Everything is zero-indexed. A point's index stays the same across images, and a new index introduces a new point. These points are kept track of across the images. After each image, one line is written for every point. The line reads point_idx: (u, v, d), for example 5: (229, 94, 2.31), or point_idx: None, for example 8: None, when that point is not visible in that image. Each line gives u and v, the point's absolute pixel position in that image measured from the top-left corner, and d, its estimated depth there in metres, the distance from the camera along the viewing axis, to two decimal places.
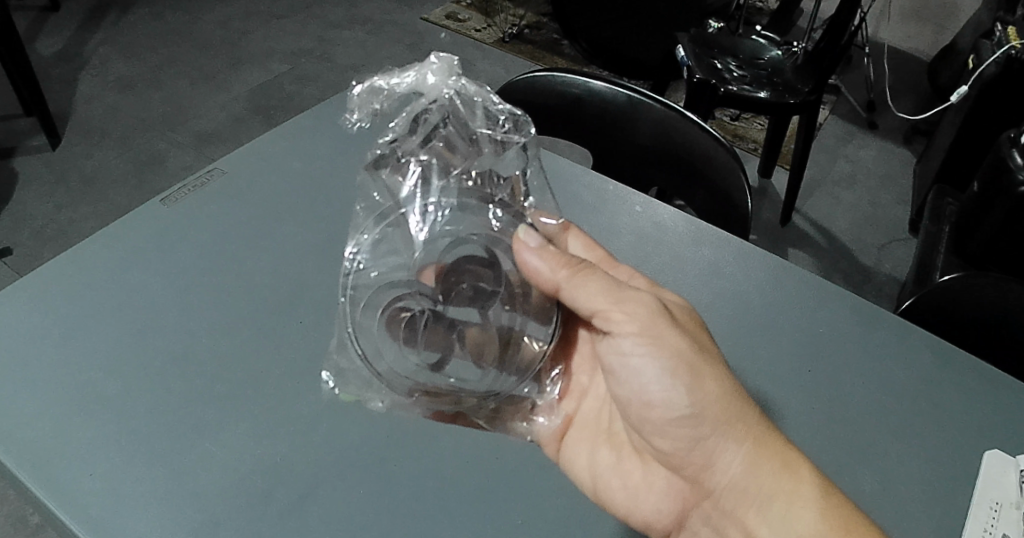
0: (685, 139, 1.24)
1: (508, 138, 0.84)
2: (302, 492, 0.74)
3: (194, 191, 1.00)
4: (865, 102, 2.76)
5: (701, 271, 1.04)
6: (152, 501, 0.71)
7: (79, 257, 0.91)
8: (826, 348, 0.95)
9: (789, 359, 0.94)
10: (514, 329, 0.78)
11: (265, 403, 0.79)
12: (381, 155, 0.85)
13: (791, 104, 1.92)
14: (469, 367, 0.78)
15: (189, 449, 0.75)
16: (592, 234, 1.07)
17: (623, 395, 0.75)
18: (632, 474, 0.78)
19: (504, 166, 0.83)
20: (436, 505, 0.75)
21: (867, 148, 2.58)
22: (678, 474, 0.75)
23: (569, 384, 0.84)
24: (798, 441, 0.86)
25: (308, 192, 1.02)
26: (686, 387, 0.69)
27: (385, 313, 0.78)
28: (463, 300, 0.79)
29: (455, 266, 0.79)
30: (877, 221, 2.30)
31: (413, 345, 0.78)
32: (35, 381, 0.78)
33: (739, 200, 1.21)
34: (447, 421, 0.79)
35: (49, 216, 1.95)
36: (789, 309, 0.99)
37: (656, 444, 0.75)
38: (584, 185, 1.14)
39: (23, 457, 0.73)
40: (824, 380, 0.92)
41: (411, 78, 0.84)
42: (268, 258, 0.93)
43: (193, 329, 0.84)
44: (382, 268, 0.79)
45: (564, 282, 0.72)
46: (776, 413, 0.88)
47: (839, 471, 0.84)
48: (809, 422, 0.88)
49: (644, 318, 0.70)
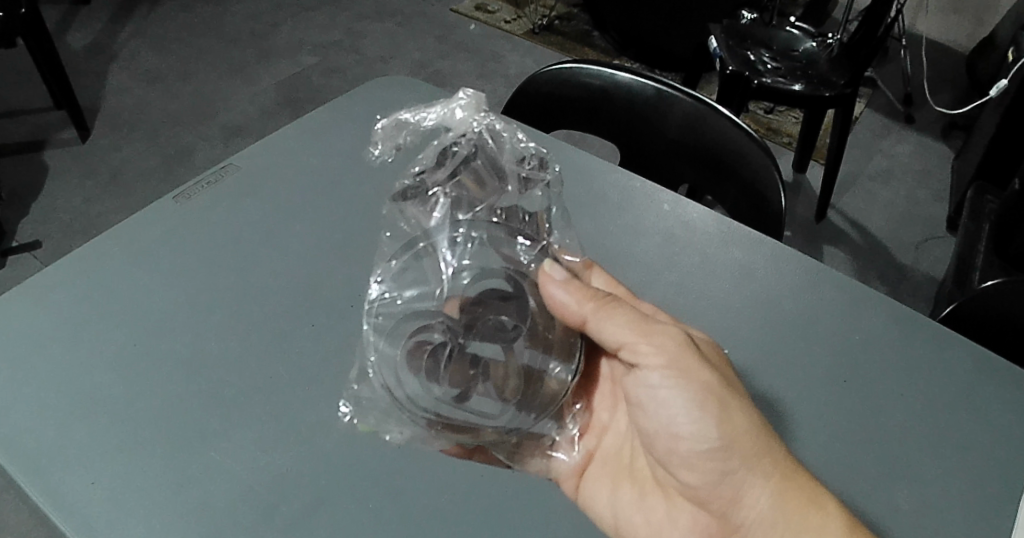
0: (714, 133, 1.20)
1: (533, 177, 0.93)
2: (310, 505, 0.71)
3: (209, 188, 0.99)
4: (903, 96, 2.67)
5: (729, 275, 0.99)
6: (153, 515, 0.69)
7: (89, 256, 0.89)
8: (862, 357, 0.91)
9: (823, 369, 0.89)
10: (537, 367, 0.80)
11: (277, 409, 0.77)
12: (410, 186, 0.94)
13: (826, 97, 1.86)
14: (490, 401, 0.79)
15: (192, 458, 0.73)
16: (619, 233, 1.04)
17: (652, 428, 0.76)
18: (654, 510, 0.80)
19: (528, 203, 0.92)
20: (449, 520, 0.72)
21: (903, 143, 2.50)
22: (704, 509, 0.77)
23: (590, 421, 0.87)
24: (830, 457, 0.82)
25: (327, 189, 1.01)
26: (715, 420, 0.71)
27: (410, 343, 0.80)
28: (486, 334, 0.81)
29: (480, 297, 0.83)
30: (913, 220, 2.22)
31: (435, 378, 0.79)
32: (40, 382, 0.77)
33: (772, 198, 1.16)
34: (465, 457, 0.76)
35: (78, 209, 1.96)
36: (825, 315, 0.95)
37: (681, 477, 0.76)
38: (609, 183, 1.10)
39: (23, 465, 0.71)
40: (858, 393, 0.87)
41: (438, 113, 0.93)
42: (282, 259, 0.91)
43: (203, 331, 0.83)
44: (408, 297, 0.83)
45: (590, 316, 0.75)
46: (807, 427, 0.84)
47: (874, 492, 0.80)
48: (841, 438, 0.83)
49: (673, 352, 0.72)
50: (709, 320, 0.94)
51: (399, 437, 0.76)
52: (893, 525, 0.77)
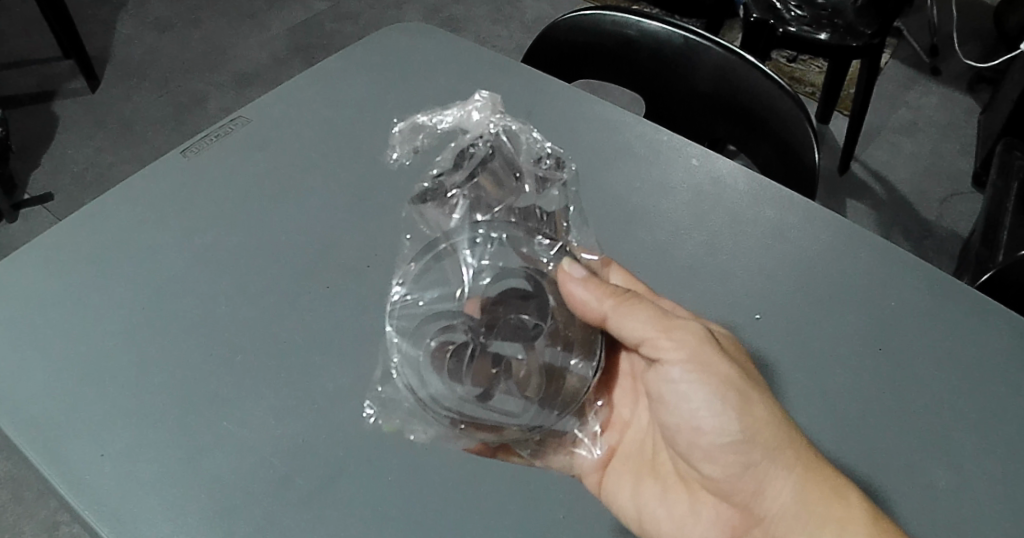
0: (745, 86, 1.14)
1: (550, 176, 0.90)
2: (327, 476, 0.70)
3: (217, 142, 0.95)
4: (929, 47, 2.54)
5: (759, 236, 0.95)
6: (166, 489, 0.68)
7: (96, 218, 0.87)
8: (895, 324, 0.87)
9: (855, 338, 0.86)
10: (559, 366, 0.76)
11: (291, 375, 0.75)
12: (428, 189, 0.89)
13: (852, 48, 1.77)
14: (513, 400, 0.75)
15: (204, 429, 0.71)
16: (646, 189, 0.99)
17: (673, 422, 0.74)
18: (677, 505, 0.77)
19: (545, 202, 0.88)
20: (471, 494, 0.71)
21: (930, 95, 2.40)
22: (727, 501, 0.74)
23: (610, 417, 0.84)
24: (857, 432, 0.80)
25: (341, 144, 0.97)
26: (736, 412, 0.69)
27: (432, 344, 0.75)
28: (508, 332, 0.76)
29: (500, 296, 0.78)
30: (940, 174, 2.15)
31: (458, 378, 0.74)
32: (50, 351, 0.76)
33: (807, 155, 1.11)
34: (489, 455, 0.73)
35: (91, 159, 1.93)
36: (858, 279, 0.91)
37: (704, 470, 0.74)
38: (634, 135, 1.05)
39: (33, 437, 0.70)
40: (890, 363, 0.84)
41: (455, 116, 0.94)
42: (294, 218, 0.88)
43: (213, 296, 0.81)
44: (429, 298, 0.79)
45: (610, 312, 0.73)
46: (837, 399, 0.82)
47: (904, 465, 0.77)
48: (870, 412, 0.81)
49: (692, 345, 0.70)
50: (734, 285, 0.91)
51: (424, 436, 0.73)
52: (919, 502, 0.75)
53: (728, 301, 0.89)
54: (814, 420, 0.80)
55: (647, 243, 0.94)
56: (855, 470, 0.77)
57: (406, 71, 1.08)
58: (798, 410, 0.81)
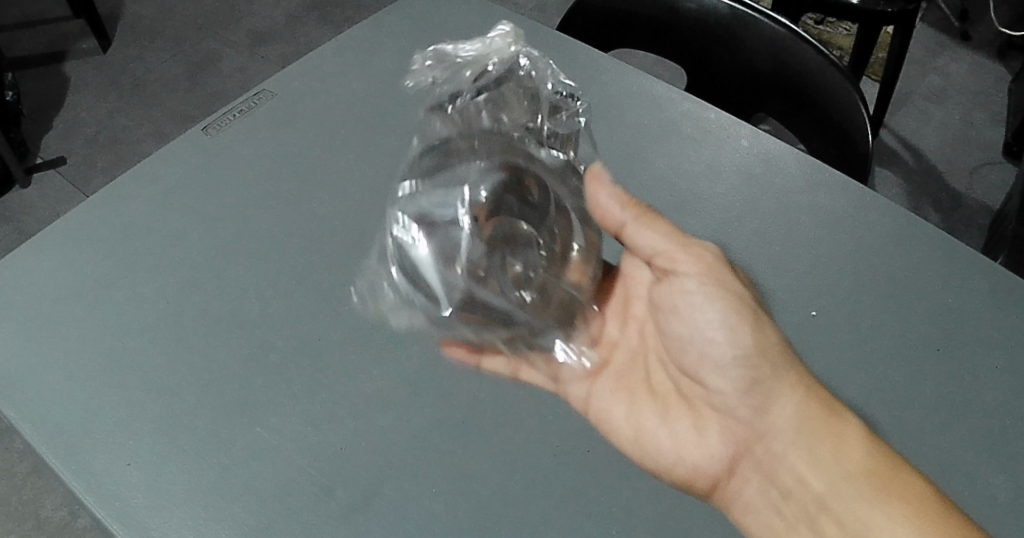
0: (794, 62, 1.06)
1: (564, 106, 0.86)
2: (368, 486, 0.65)
3: (240, 118, 0.90)
4: (960, 10, 2.37)
5: (815, 223, 0.88)
6: (199, 502, 0.63)
7: (117, 203, 0.82)
8: (973, 320, 0.79)
9: (927, 334, 0.79)
10: (555, 288, 0.76)
11: (325, 377, 0.70)
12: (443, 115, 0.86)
13: (888, 12, 1.67)
14: (506, 310, 0.74)
15: (236, 433, 0.67)
16: (694, 173, 0.92)
17: (682, 334, 0.73)
18: (677, 426, 0.74)
19: (556, 126, 0.85)
20: (525, 509, 0.65)
21: (960, 60, 2.25)
22: (731, 417, 0.71)
23: (601, 332, 0.80)
24: (938, 443, 0.72)
25: (369, 120, 0.91)
26: (750, 328, 0.69)
27: (433, 250, 0.73)
28: (520, 260, 0.75)
29: (501, 208, 0.75)
30: (971, 143, 2.04)
31: (458, 267, 0.72)
32: (71, 348, 0.72)
33: (858, 140, 1.02)
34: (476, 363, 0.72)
35: (104, 121, 1.87)
36: (928, 269, 0.83)
37: (709, 382, 0.72)
38: (679, 113, 0.98)
39: (55, 443, 0.66)
40: (969, 363, 0.76)
41: (477, 45, 0.90)
42: (322, 201, 0.83)
43: (239, 288, 0.76)
44: (428, 197, 0.75)
45: (630, 222, 0.71)
46: (913, 403, 0.74)
47: (988, 478, 0.70)
48: (952, 421, 0.73)
49: (709, 263, 0.70)
50: (791, 277, 0.84)
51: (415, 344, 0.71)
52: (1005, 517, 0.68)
53: (784, 295, 0.82)
54: (891, 426, 0.73)
55: (695, 231, 0.87)
56: (937, 481, 0.69)
57: (437, 40, 1.01)
58: (871, 414, 0.74)
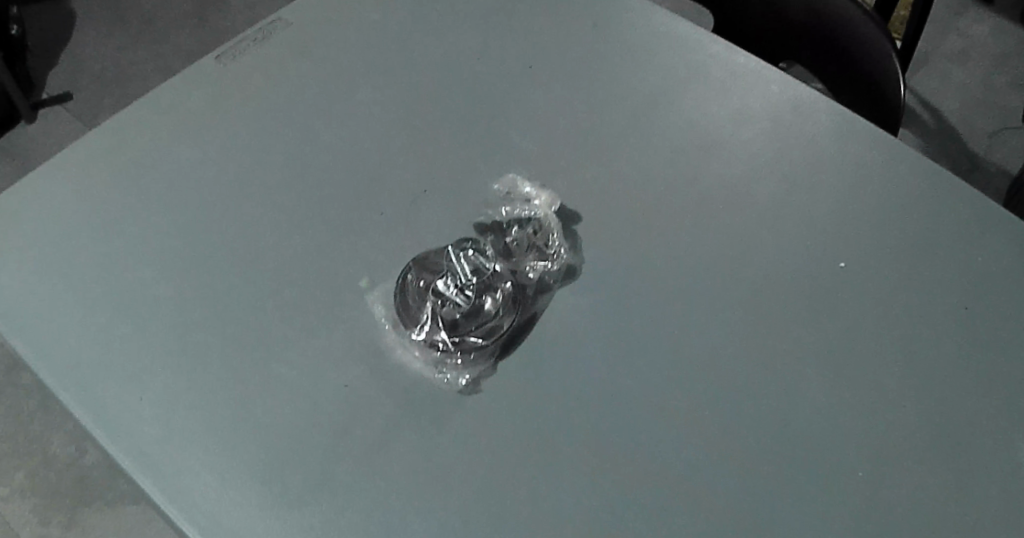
0: (825, 9, 1.01)
1: None
2: (386, 426, 0.63)
3: (255, 48, 0.86)
4: None
5: (850, 174, 0.81)
6: (213, 437, 0.62)
7: (126, 133, 0.79)
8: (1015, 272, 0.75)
9: (967, 287, 0.74)
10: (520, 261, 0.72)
11: (340, 316, 0.68)
12: None
13: None
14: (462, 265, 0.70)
15: (250, 370, 0.65)
16: (720, 120, 0.84)
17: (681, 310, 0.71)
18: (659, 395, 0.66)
19: None
20: (549, 451, 0.63)
21: (991, 20, 2.00)
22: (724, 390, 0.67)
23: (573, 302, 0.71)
24: (974, 395, 0.68)
25: (387, 52, 0.87)
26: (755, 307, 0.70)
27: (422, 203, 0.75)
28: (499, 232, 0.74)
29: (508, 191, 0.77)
30: (988, 107, 1.83)
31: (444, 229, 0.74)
32: (81, 280, 0.70)
33: (889, 94, 0.96)
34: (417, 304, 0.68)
35: (110, 57, 1.82)
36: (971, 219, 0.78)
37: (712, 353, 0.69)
38: (708, 56, 0.89)
39: (64, 376, 0.65)
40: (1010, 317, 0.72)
41: None
42: (338, 135, 0.80)
43: (253, 222, 0.73)
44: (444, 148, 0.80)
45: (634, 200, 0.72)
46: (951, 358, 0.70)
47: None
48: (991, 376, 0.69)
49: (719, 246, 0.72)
50: (825, 226, 0.78)
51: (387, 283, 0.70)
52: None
53: (815, 245, 0.76)
54: (928, 381, 0.69)
55: (722, 177, 0.80)
56: (969, 440, 0.66)
57: None
58: (907, 368, 0.69)
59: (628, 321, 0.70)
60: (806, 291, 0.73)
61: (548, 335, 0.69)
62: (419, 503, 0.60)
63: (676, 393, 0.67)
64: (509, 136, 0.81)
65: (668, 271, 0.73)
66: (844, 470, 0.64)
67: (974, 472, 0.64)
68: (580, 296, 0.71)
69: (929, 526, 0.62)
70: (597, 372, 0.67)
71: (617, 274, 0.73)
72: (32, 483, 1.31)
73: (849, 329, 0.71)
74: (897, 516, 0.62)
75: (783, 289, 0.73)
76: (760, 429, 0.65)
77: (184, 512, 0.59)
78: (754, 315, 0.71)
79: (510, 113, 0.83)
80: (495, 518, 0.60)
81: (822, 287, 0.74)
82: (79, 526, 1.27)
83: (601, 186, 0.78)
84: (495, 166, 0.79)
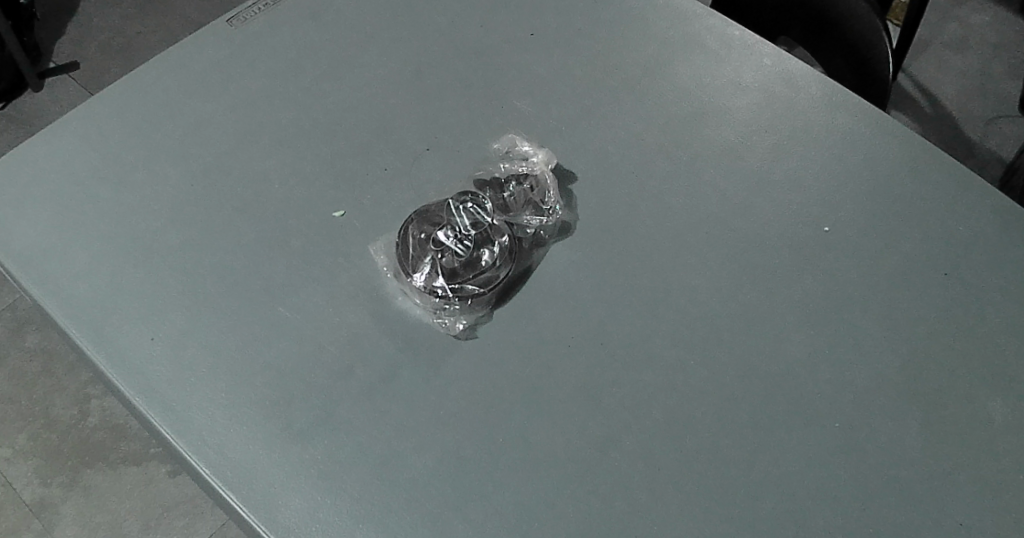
0: None
1: None
2: (386, 369, 0.66)
3: (266, 10, 0.88)
4: None
5: (837, 143, 0.83)
6: (220, 375, 0.65)
7: (139, 88, 0.82)
8: (988, 239, 0.78)
9: (943, 252, 0.77)
10: (517, 215, 0.74)
11: (343, 264, 0.71)
12: None
13: None
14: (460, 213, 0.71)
15: (257, 313, 0.68)
16: (714, 88, 0.86)
17: (670, 270, 0.74)
18: (648, 347, 0.69)
19: None
20: (542, 394, 0.66)
21: (988, 5, 1.98)
22: (710, 342, 0.70)
23: (568, 260, 0.73)
24: (943, 353, 0.71)
25: (390, 17, 0.89)
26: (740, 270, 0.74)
27: (421, 163, 0.77)
28: (498, 186, 0.75)
29: (506, 153, 0.79)
30: (986, 92, 1.83)
31: (443, 186, 0.76)
32: (95, 227, 0.73)
33: (880, 71, 0.98)
34: (416, 254, 0.70)
35: (117, 27, 1.83)
36: (949, 187, 0.81)
37: (700, 306, 0.72)
38: (704, 28, 0.91)
39: (79, 317, 0.68)
40: (981, 281, 0.75)
41: None
42: (342, 95, 0.82)
43: (259, 175, 0.76)
44: (439, 111, 0.82)
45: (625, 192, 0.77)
46: (925, 316, 0.73)
47: (993, 389, 0.70)
48: (962, 335, 0.72)
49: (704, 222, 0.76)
50: (813, 190, 0.80)
51: (384, 245, 0.72)
52: (1015, 432, 0.67)
53: (803, 207, 0.79)
54: (902, 337, 0.72)
55: (714, 142, 0.83)
56: (937, 394, 0.69)
57: None
58: (883, 324, 0.72)
59: (621, 276, 0.73)
60: (791, 249, 0.76)
61: (542, 288, 0.71)
62: (418, 441, 0.63)
63: (666, 344, 0.69)
64: (509, 99, 0.83)
65: (658, 230, 0.76)
66: (819, 419, 0.67)
67: (946, 424, 0.68)
68: (573, 252, 0.74)
69: (899, 473, 0.65)
70: (589, 322, 0.70)
71: (609, 233, 0.75)
72: (35, 444, 1.34)
73: (833, 287, 0.74)
74: (868, 462, 0.65)
75: (770, 248, 0.76)
76: (745, 378, 0.68)
77: (192, 445, 0.62)
78: (742, 271, 0.74)
79: (509, 78, 0.85)
80: (490, 456, 0.63)
81: (808, 247, 0.76)
82: (81, 486, 1.30)
83: (597, 148, 0.81)
84: (495, 128, 0.81)
